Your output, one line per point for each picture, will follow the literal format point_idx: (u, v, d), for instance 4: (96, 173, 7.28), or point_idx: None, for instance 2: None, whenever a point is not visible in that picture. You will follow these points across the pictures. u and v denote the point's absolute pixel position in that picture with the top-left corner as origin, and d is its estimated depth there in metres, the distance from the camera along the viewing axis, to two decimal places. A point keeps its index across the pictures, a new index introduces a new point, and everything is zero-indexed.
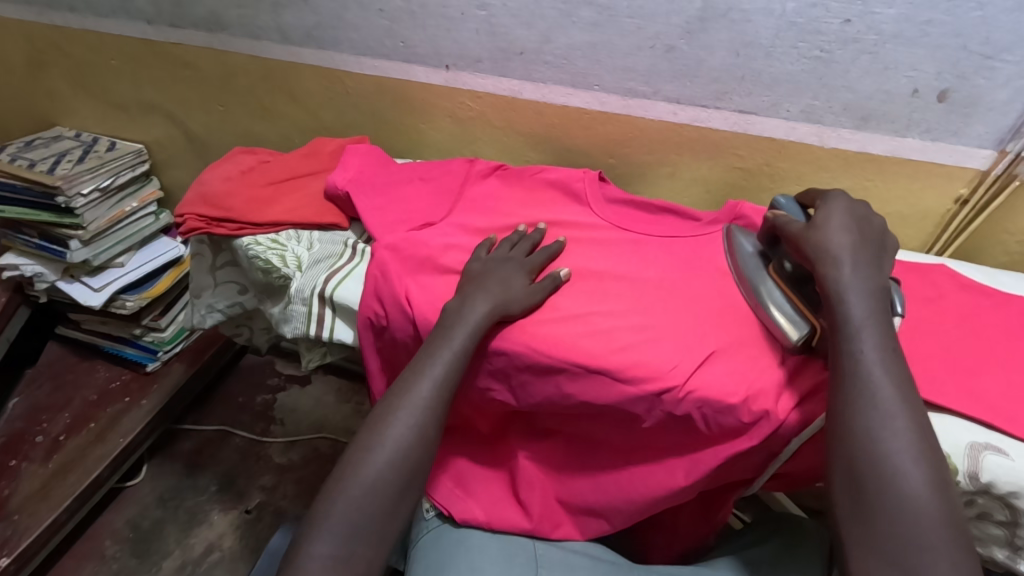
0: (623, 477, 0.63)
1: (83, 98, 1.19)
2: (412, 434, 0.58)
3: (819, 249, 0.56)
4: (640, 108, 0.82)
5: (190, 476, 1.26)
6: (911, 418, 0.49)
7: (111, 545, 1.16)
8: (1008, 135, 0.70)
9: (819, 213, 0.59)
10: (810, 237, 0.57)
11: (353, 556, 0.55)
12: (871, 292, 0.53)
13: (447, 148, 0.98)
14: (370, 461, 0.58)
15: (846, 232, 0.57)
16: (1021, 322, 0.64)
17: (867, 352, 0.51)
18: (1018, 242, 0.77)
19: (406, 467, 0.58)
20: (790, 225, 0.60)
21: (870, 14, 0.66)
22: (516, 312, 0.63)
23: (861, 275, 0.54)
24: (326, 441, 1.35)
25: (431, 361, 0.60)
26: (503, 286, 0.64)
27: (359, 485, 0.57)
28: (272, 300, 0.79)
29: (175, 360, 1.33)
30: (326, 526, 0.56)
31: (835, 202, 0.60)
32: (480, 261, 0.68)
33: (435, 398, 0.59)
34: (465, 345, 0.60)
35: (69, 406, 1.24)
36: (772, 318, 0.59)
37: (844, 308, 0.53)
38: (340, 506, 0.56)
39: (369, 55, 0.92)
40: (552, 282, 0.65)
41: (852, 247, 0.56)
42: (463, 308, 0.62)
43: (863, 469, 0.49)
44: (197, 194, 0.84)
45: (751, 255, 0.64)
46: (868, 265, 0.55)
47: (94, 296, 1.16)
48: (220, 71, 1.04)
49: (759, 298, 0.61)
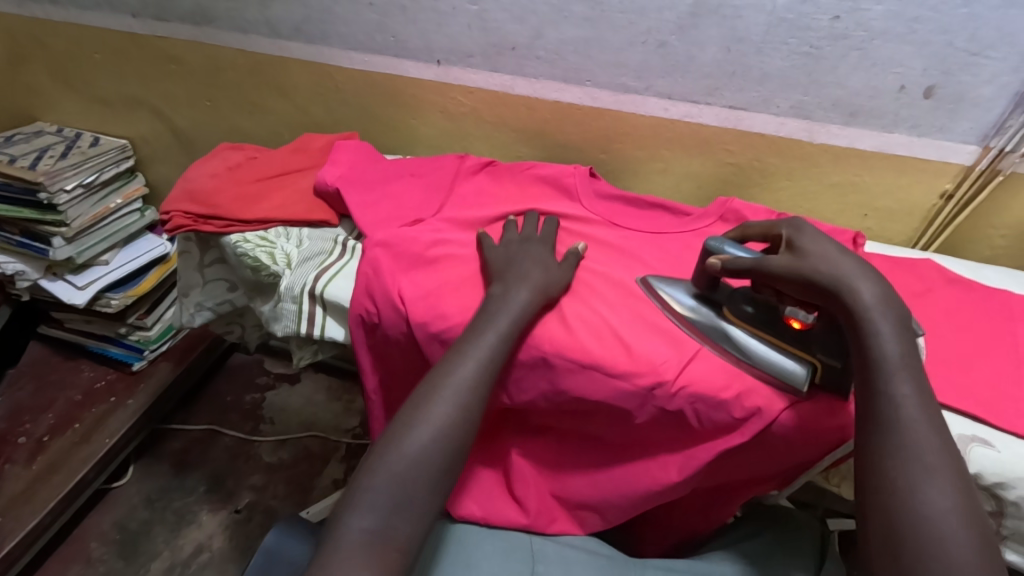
0: (616, 474, 0.63)
1: (65, 92, 1.17)
2: (455, 413, 0.56)
3: (832, 279, 0.53)
4: (632, 104, 0.82)
5: (178, 477, 1.25)
6: (944, 439, 0.47)
7: (98, 547, 1.14)
8: (992, 130, 0.71)
9: (801, 243, 0.57)
10: (818, 265, 0.54)
11: (394, 533, 0.52)
12: (897, 317, 0.51)
13: (438, 144, 0.98)
14: (415, 438, 0.55)
15: (847, 256, 0.54)
16: (1006, 314, 0.65)
17: (897, 373, 0.49)
18: (1002, 237, 0.79)
19: (450, 444, 0.55)
20: (774, 263, 0.56)
21: (859, 11, 0.66)
22: (554, 294, 0.63)
23: (885, 302, 0.51)
24: (316, 440, 1.34)
25: (475, 345, 0.58)
26: (538, 271, 0.64)
27: (402, 460, 0.54)
28: (261, 298, 0.78)
29: (161, 359, 1.31)
30: (369, 499, 0.52)
31: (804, 230, 0.58)
32: (499, 251, 0.68)
33: (478, 379, 0.57)
34: (510, 328, 0.59)
35: (53, 407, 1.21)
36: (765, 365, 0.57)
37: (877, 344, 0.50)
38: (381, 481, 0.53)
39: (359, 50, 0.91)
40: (576, 257, 0.67)
41: (865, 271, 0.53)
42: (508, 294, 0.62)
43: (888, 480, 0.46)
44: (184, 190, 0.83)
45: (699, 309, 0.61)
46: (887, 290, 0.52)
47: (77, 294, 1.14)
48: (206, 65, 1.02)
49: (737, 353, 0.58)
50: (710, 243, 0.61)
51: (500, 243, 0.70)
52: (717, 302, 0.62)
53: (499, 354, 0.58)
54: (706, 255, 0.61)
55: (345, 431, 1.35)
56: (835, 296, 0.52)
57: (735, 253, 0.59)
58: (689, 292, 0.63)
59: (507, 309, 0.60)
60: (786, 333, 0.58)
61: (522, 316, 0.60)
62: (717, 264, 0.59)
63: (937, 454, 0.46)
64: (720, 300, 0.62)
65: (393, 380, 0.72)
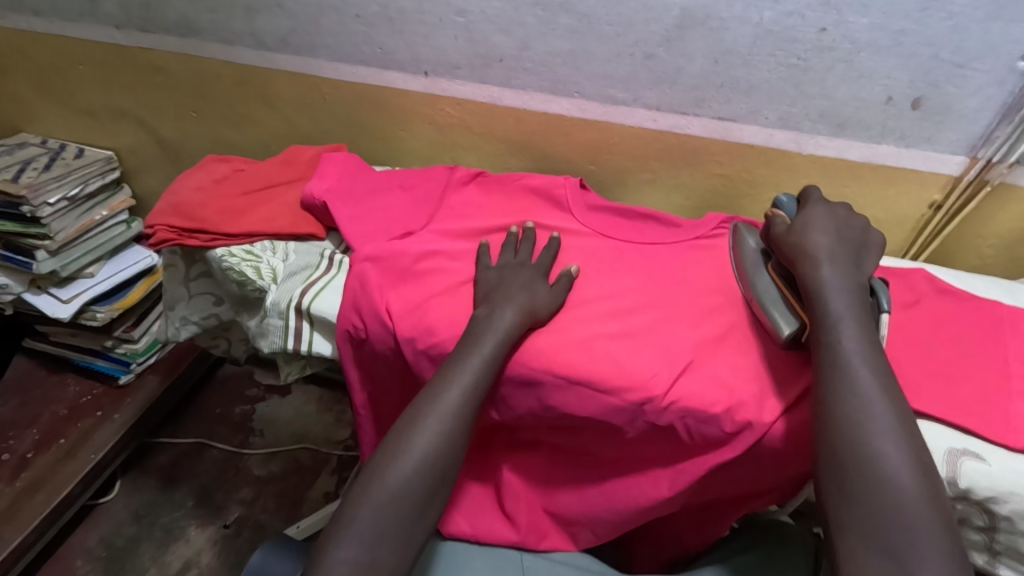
0: (608, 490, 0.63)
1: (50, 104, 1.16)
2: (440, 441, 0.55)
3: (797, 249, 0.58)
4: (620, 115, 0.82)
5: (166, 492, 1.23)
6: (902, 432, 0.49)
7: (83, 564, 1.12)
8: (979, 141, 0.71)
9: (794, 216, 0.62)
10: (788, 234, 0.59)
11: (378, 561, 0.51)
12: (849, 285, 0.55)
13: (427, 155, 0.97)
14: (398, 468, 0.54)
15: (825, 232, 0.59)
16: (996, 326, 0.65)
17: (846, 343, 0.52)
18: (989, 246, 0.79)
19: (433, 472, 0.55)
20: (773, 227, 0.61)
21: (844, 23, 0.67)
22: (543, 316, 0.62)
23: (840, 269, 0.56)
24: (307, 452, 1.32)
25: (459, 370, 0.57)
26: (527, 294, 0.63)
27: (386, 490, 0.53)
28: (248, 313, 0.77)
29: (148, 372, 1.30)
30: (352, 530, 0.52)
31: (818, 205, 0.62)
32: (491, 270, 0.67)
33: (464, 406, 0.56)
34: (495, 351, 0.58)
35: (37, 423, 1.19)
36: (766, 312, 0.59)
37: (824, 302, 0.54)
38: (366, 512, 0.53)
39: (346, 61, 0.90)
40: (569, 279, 0.66)
41: (831, 243, 0.58)
42: (493, 314, 0.61)
43: (850, 471, 0.48)
44: (168, 204, 0.81)
45: (753, 249, 0.64)
46: (845, 261, 0.57)
47: (63, 308, 1.12)
48: (192, 76, 1.01)
49: (756, 292, 0.61)
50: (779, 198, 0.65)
51: (497, 261, 0.69)
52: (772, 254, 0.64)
53: (483, 372, 0.57)
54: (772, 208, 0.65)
55: (336, 443, 1.34)
56: (793, 260, 0.58)
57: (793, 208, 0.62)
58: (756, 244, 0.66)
59: (493, 323, 0.60)
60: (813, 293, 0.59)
61: (508, 330, 0.59)
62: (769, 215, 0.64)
63: (896, 445, 0.49)
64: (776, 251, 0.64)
65: (381, 395, 0.71)
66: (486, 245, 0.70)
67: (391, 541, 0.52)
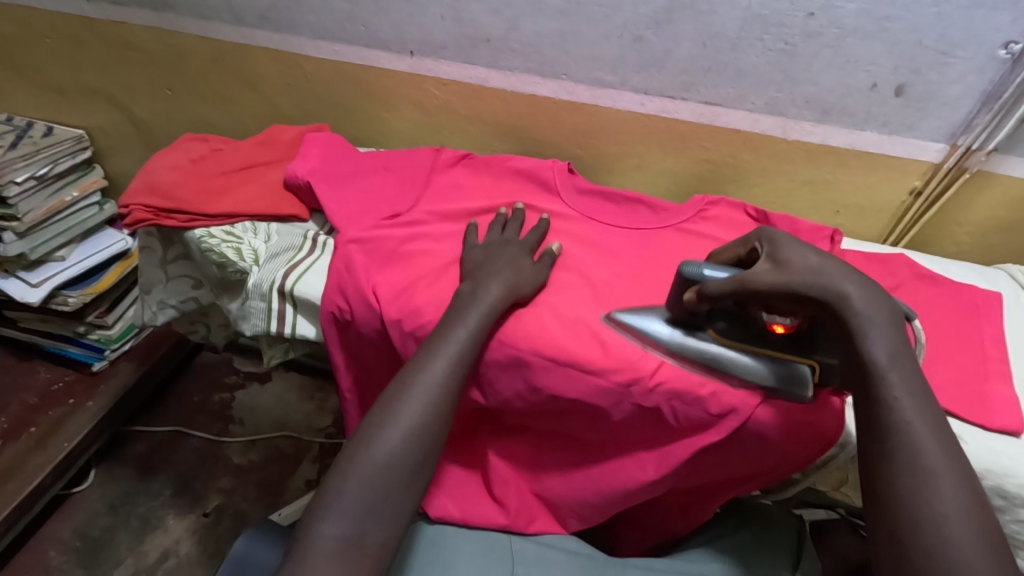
0: (595, 473, 0.63)
1: (17, 80, 1.12)
2: (426, 412, 0.55)
3: (820, 290, 0.49)
4: (608, 99, 0.82)
5: (143, 481, 1.20)
6: (977, 521, 0.44)
7: (57, 555, 1.10)
8: (959, 129, 0.72)
9: (781, 253, 0.52)
10: (805, 278, 0.49)
11: (366, 536, 0.51)
12: (886, 320, 0.49)
13: (412, 137, 0.96)
14: (385, 439, 0.54)
15: (829, 260, 0.51)
16: (972, 311, 0.66)
17: (895, 388, 0.48)
18: (966, 233, 0.81)
19: (419, 445, 0.54)
20: (760, 279, 0.50)
21: (831, 8, 0.67)
22: (526, 293, 0.62)
23: (874, 304, 0.49)
24: (288, 440, 1.30)
25: (443, 342, 0.57)
26: (513, 270, 0.63)
27: (371, 461, 0.53)
28: (228, 296, 0.75)
29: (123, 359, 1.27)
30: (339, 503, 0.51)
31: (777, 238, 0.54)
32: (477, 248, 0.67)
33: (448, 378, 0.56)
34: (480, 325, 0.58)
35: (6, 411, 1.16)
36: (770, 387, 0.55)
37: (868, 347, 0.48)
38: (353, 484, 0.52)
39: (328, 39, 0.88)
40: (553, 258, 0.66)
41: (853, 276, 0.50)
42: (475, 291, 0.60)
43: (916, 561, 0.44)
44: (143, 183, 0.79)
45: (678, 338, 0.58)
46: (876, 292, 0.50)
47: (32, 292, 1.08)
48: (167, 53, 0.98)
49: (742, 375, 0.56)
50: (683, 268, 0.55)
51: (482, 239, 0.69)
52: (697, 324, 0.58)
53: (468, 345, 0.57)
54: (682, 283, 0.56)
55: (318, 431, 1.32)
56: (821, 304, 0.50)
57: (715, 276, 0.53)
58: (663, 319, 0.59)
59: (478, 299, 0.59)
60: (770, 337, 0.56)
61: (492, 306, 0.59)
62: (691, 297, 0.55)
63: (950, 484, 0.45)
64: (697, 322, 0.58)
65: (367, 378, 0.70)
66: (473, 229, 0.69)
67: (376, 519, 0.52)
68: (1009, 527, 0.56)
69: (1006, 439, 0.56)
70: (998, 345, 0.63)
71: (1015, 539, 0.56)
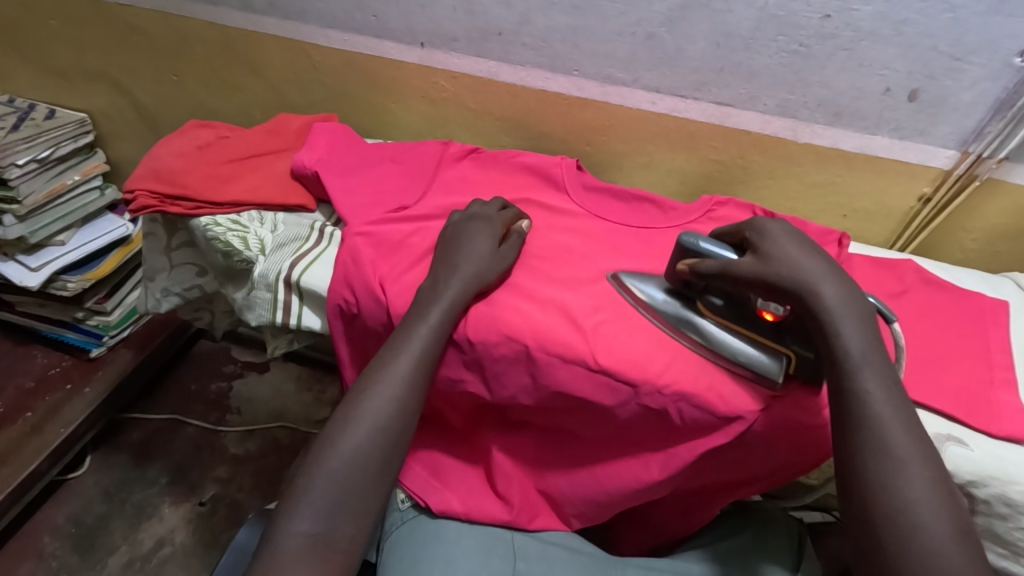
0: (600, 472, 0.63)
1: (19, 61, 1.10)
2: (391, 407, 0.55)
3: (796, 283, 0.54)
4: (618, 96, 0.81)
5: (138, 468, 1.20)
6: (949, 516, 0.46)
7: (51, 541, 1.09)
8: (971, 136, 0.72)
9: (765, 247, 0.57)
10: (781, 272, 0.54)
11: (335, 531, 0.51)
12: (859, 318, 0.53)
13: (419, 130, 0.95)
14: (349, 439, 0.54)
15: (810, 256, 0.55)
16: (979, 318, 0.66)
17: (868, 387, 0.50)
18: (973, 240, 0.81)
19: (384, 441, 0.54)
20: (739, 267, 0.56)
21: (847, 11, 0.67)
22: (490, 281, 0.62)
23: (848, 302, 0.53)
24: (284, 431, 1.30)
25: (408, 336, 0.57)
26: (473, 256, 0.62)
27: (338, 458, 0.53)
28: (233, 284, 0.75)
29: (121, 346, 1.26)
30: (305, 500, 0.51)
31: (766, 230, 0.58)
32: (456, 219, 0.68)
33: (415, 373, 0.56)
34: (442, 320, 0.58)
35: (2, 394, 1.15)
36: (742, 363, 0.56)
37: (842, 343, 0.52)
38: (319, 481, 0.52)
39: (338, 28, 0.87)
40: (520, 235, 0.67)
41: (826, 271, 0.54)
42: (437, 287, 0.60)
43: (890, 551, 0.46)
44: (148, 169, 0.78)
45: (666, 303, 0.61)
46: (849, 288, 0.54)
47: (31, 276, 1.07)
48: (173, 37, 0.97)
49: (717, 346, 0.57)
50: (682, 239, 0.59)
51: (464, 211, 0.70)
52: (691, 296, 0.61)
53: (434, 334, 0.57)
54: (681, 253, 0.59)
55: (315, 422, 1.31)
56: (796, 294, 0.54)
57: (711, 252, 0.58)
58: (662, 288, 0.62)
59: (439, 289, 0.59)
60: (758, 323, 0.58)
61: (455, 297, 0.59)
62: (685, 268, 0.59)
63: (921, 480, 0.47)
64: (690, 294, 0.61)
65: None
66: (457, 213, 0.69)
67: (348, 513, 0.52)
68: (1011, 534, 0.56)
69: (1011, 447, 0.56)
70: (1003, 352, 0.63)
71: (1018, 547, 0.56)
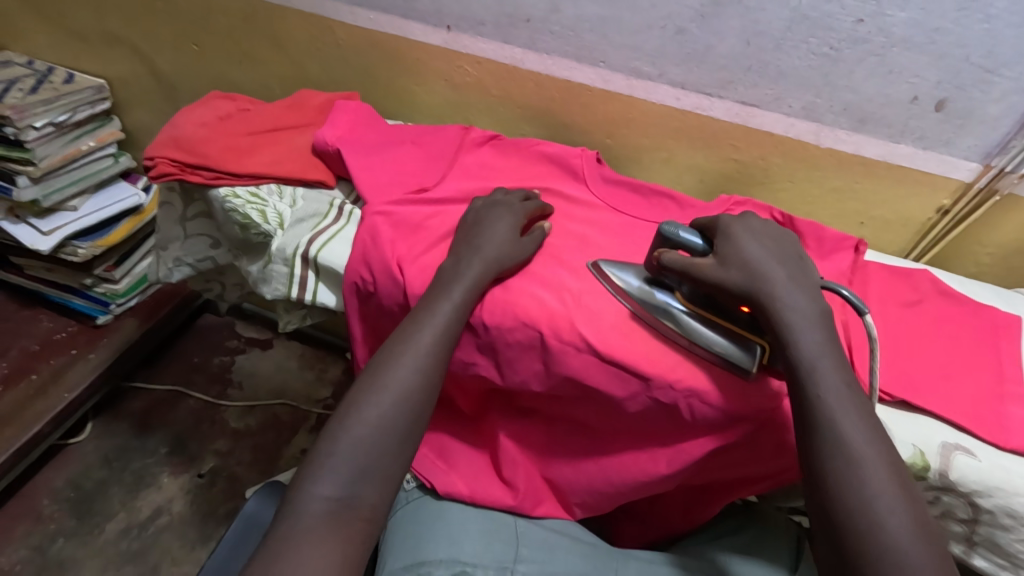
0: (605, 463, 0.63)
1: (40, 23, 1.10)
2: (416, 378, 0.55)
3: (751, 290, 0.55)
4: (643, 90, 0.81)
5: (139, 436, 1.20)
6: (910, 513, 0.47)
7: (49, 504, 1.10)
8: (994, 150, 0.72)
9: (726, 249, 0.57)
10: (739, 278, 0.55)
11: (357, 499, 0.51)
12: (817, 321, 0.53)
13: (439, 113, 0.95)
14: (375, 404, 0.54)
15: (771, 264, 0.56)
16: (993, 332, 0.66)
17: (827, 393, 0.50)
18: (988, 255, 0.81)
19: (408, 410, 0.55)
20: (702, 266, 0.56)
21: (882, 16, 0.66)
22: (509, 267, 0.62)
23: (803, 309, 0.54)
24: (285, 409, 1.30)
25: (430, 314, 0.57)
26: (495, 245, 0.62)
27: (363, 425, 0.53)
28: (248, 257, 0.75)
29: (128, 315, 1.26)
30: (330, 465, 0.51)
31: (731, 231, 0.59)
32: (476, 207, 0.68)
33: (436, 350, 0.56)
34: (465, 299, 0.58)
35: (6, 355, 1.15)
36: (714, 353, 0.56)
37: (796, 349, 0.52)
38: (344, 445, 0.52)
39: (365, 6, 0.87)
40: (542, 232, 0.66)
41: (785, 277, 0.55)
42: (459, 267, 0.61)
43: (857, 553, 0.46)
44: (169, 136, 0.78)
45: (641, 291, 0.60)
46: (806, 292, 0.55)
47: (42, 240, 1.07)
48: (198, 7, 0.97)
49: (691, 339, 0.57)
50: (665, 227, 0.60)
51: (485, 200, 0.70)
52: (667, 284, 0.60)
53: (454, 316, 0.58)
54: (661, 242, 0.60)
55: (316, 401, 1.32)
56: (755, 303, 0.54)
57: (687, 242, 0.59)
58: (639, 275, 0.62)
59: (460, 274, 0.60)
60: (735, 315, 0.58)
61: (476, 280, 0.59)
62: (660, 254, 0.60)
63: (881, 479, 0.47)
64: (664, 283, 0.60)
65: None
66: (478, 200, 0.69)
67: (372, 481, 0.52)
68: (1013, 545, 0.57)
69: (1016, 460, 0.56)
70: (1014, 366, 0.63)
71: (1017, 559, 0.58)
